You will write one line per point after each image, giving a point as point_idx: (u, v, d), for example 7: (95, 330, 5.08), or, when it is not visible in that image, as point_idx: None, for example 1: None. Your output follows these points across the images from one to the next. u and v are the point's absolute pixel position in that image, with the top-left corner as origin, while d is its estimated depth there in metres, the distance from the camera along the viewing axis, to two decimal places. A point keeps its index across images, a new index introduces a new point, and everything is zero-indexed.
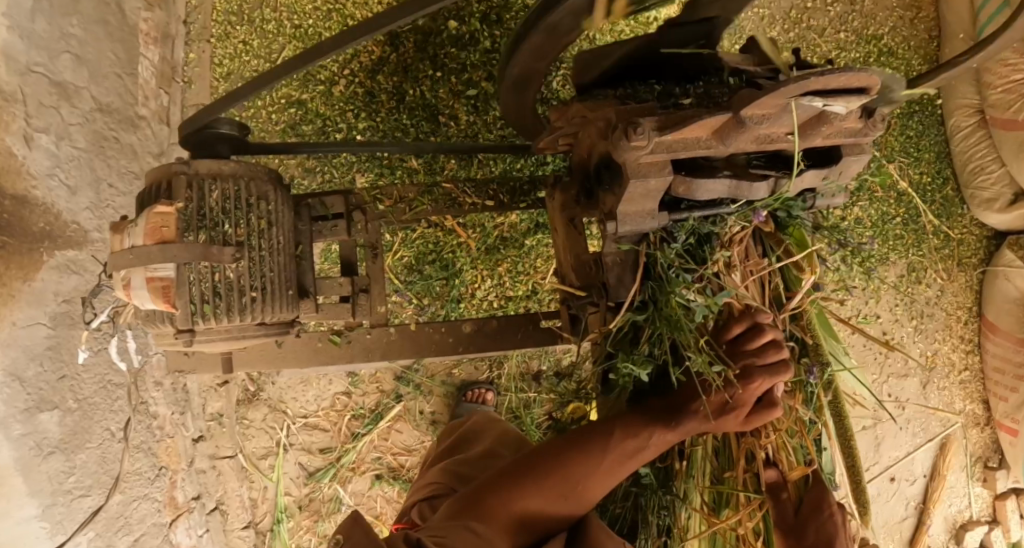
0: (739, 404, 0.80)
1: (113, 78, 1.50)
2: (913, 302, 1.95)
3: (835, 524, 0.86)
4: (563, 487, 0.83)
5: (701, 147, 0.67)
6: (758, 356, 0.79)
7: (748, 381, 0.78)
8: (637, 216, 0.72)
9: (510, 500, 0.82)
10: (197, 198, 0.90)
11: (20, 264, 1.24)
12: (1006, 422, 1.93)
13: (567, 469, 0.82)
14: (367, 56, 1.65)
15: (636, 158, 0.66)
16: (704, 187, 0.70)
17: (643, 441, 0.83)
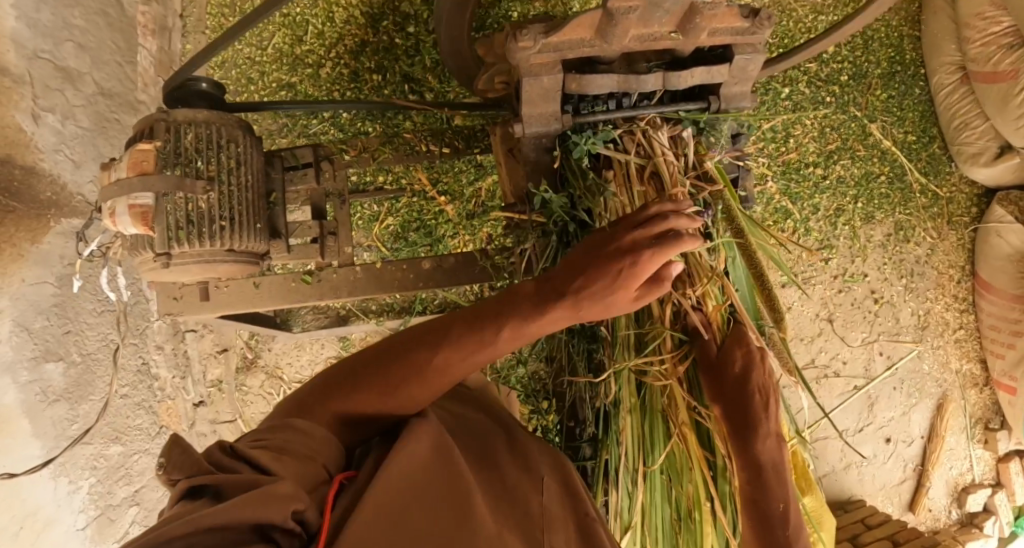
0: (630, 278, 0.82)
1: (114, 65, 1.56)
2: (902, 261, 1.95)
3: (752, 358, 1.00)
4: (405, 381, 0.81)
5: (586, 46, 0.81)
6: (647, 230, 0.83)
7: (634, 253, 0.81)
8: (539, 118, 0.88)
9: (338, 399, 0.81)
10: (174, 139, 1.00)
11: (28, 227, 1.34)
12: (1004, 380, 1.92)
13: (407, 364, 0.82)
14: (352, 39, 1.75)
15: (527, 60, 0.81)
16: (591, 84, 0.85)
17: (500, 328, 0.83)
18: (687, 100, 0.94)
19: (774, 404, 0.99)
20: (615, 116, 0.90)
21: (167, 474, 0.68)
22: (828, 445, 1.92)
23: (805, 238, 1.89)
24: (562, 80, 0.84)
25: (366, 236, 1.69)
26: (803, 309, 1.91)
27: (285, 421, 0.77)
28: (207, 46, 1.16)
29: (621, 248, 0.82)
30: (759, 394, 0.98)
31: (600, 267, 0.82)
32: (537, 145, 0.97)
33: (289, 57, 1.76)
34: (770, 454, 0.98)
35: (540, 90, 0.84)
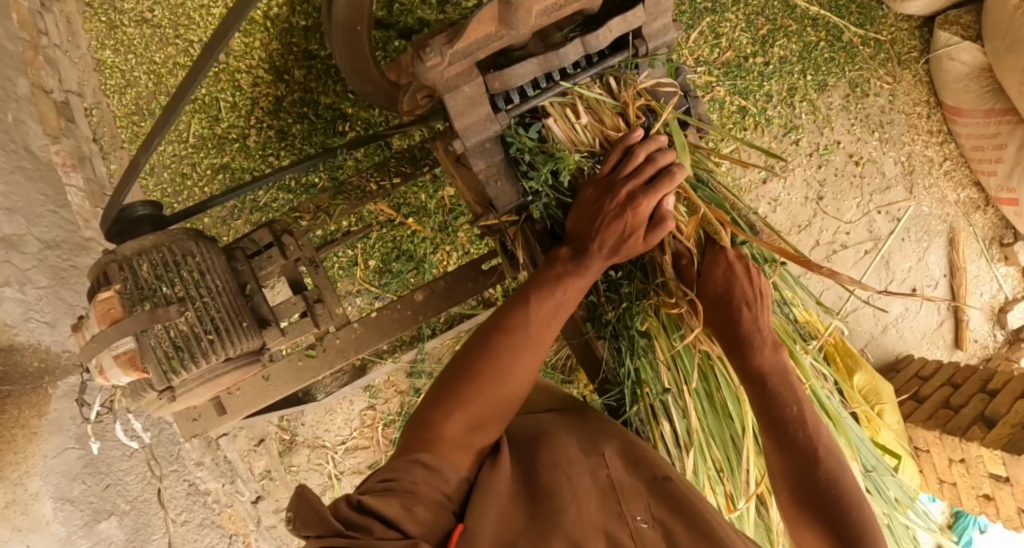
0: (634, 228, 0.90)
1: (50, 214, 1.51)
2: (868, 116, 1.93)
3: (735, 272, 0.99)
4: (498, 378, 0.88)
5: (494, 39, 0.79)
6: (645, 177, 0.89)
7: (635, 205, 0.88)
8: (477, 127, 0.84)
9: (457, 413, 0.85)
10: (131, 274, 1.00)
11: (30, 404, 1.39)
12: (1004, 195, 1.92)
13: (497, 357, 0.88)
14: (266, 100, 1.71)
15: (441, 75, 0.79)
16: (513, 76, 0.83)
17: (559, 297, 0.91)
18: (616, 52, 0.91)
19: (763, 316, 0.98)
20: (549, 95, 0.87)
21: (299, 530, 0.72)
22: (861, 317, 1.92)
23: (769, 129, 1.87)
24: (483, 82, 0.82)
25: (351, 284, 1.67)
26: (791, 196, 1.89)
27: (411, 459, 0.80)
28: (127, 167, 1.12)
29: (625, 200, 0.89)
30: (747, 307, 0.98)
31: (608, 225, 0.90)
32: (484, 151, 0.90)
33: (213, 139, 1.72)
34: (775, 366, 0.97)
35: (466, 98, 0.82)
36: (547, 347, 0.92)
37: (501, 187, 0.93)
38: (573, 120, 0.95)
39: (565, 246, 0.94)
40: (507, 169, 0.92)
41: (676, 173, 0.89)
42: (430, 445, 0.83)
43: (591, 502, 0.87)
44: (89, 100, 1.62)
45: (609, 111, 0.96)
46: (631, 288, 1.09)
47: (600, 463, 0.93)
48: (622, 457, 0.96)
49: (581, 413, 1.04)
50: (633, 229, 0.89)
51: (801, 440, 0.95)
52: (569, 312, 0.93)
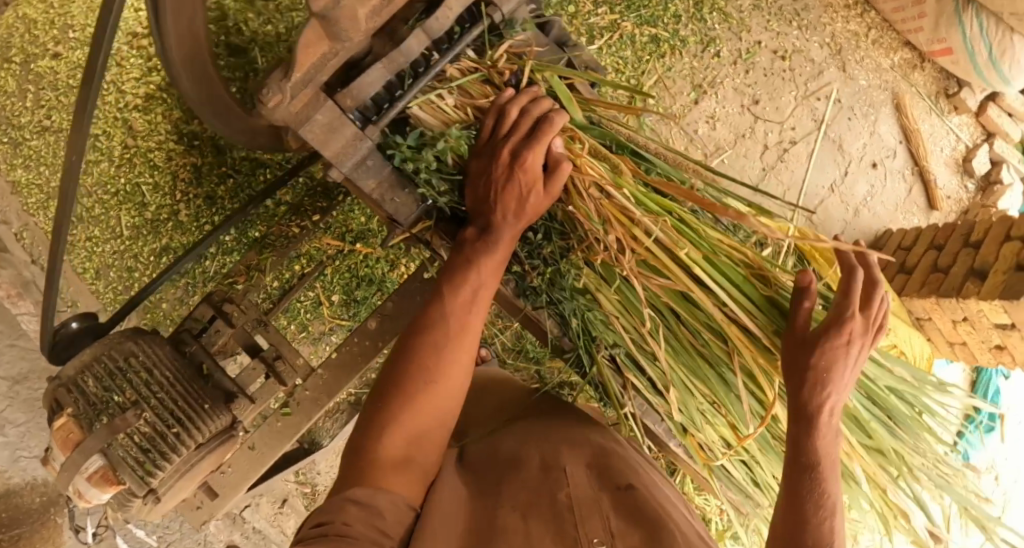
0: (530, 184, 0.83)
1: (8, 349, 1.51)
2: (781, 7, 1.84)
3: (839, 353, 0.87)
4: (429, 384, 0.82)
5: (330, 57, 0.75)
6: (524, 130, 0.83)
7: (522, 158, 0.81)
8: (346, 151, 0.81)
9: (390, 432, 0.81)
10: (80, 393, 1.00)
11: (44, 539, 1.55)
12: (936, 48, 1.88)
13: (424, 365, 0.83)
14: (185, 171, 1.69)
15: (290, 110, 0.76)
16: (363, 87, 0.80)
17: (474, 281, 0.84)
18: (470, 25, 0.87)
19: (836, 400, 0.88)
20: (411, 91, 0.84)
21: None
22: (829, 207, 1.88)
23: (687, 50, 1.76)
24: (334, 104, 0.79)
25: (322, 323, 1.65)
26: (727, 110, 1.81)
27: (343, 496, 0.76)
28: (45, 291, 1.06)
29: (511, 158, 0.82)
30: (828, 392, 0.87)
31: (504, 192, 0.83)
32: (368, 170, 0.85)
33: (146, 225, 1.70)
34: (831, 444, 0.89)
35: (322, 122, 0.78)
36: (474, 335, 0.87)
37: (401, 202, 0.88)
38: (439, 103, 0.90)
39: (471, 226, 0.87)
40: (399, 180, 0.87)
41: (555, 118, 0.83)
42: (363, 478, 0.78)
43: (545, 538, 0.82)
44: (17, 225, 1.51)
45: (475, 83, 0.93)
46: (551, 250, 0.99)
47: (560, 483, 0.90)
48: (585, 466, 0.94)
49: (552, 424, 1.03)
50: (530, 190, 0.83)
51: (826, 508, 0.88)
52: (489, 295, 0.86)
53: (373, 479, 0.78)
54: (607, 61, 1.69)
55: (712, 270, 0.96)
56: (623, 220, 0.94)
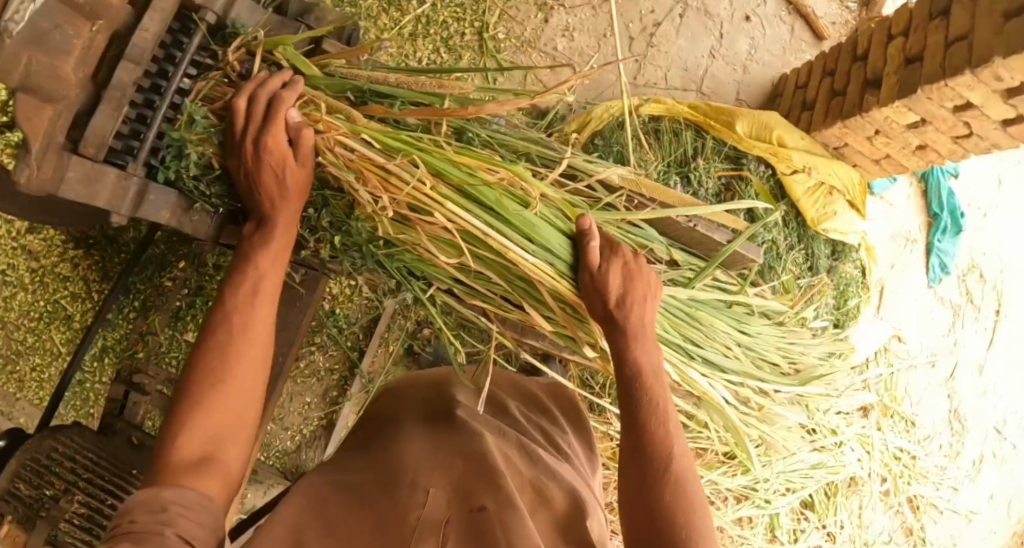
0: (280, 162, 0.88)
1: None
2: None
3: (641, 269, 0.97)
4: (225, 379, 0.84)
5: (51, 116, 0.80)
6: (258, 116, 0.88)
7: (263, 143, 0.86)
8: (116, 195, 0.88)
9: (188, 431, 0.80)
10: (11, 501, 1.00)
11: None
12: None
13: (217, 361, 0.84)
14: (93, 268, 1.71)
15: (38, 178, 0.80)
16: (101, 129, 0.86)
17: (250, 276, 0.89)
18: (191, 35, 0.93)
19: (648, 314, 0.96)
20: (155, 115, 0.90)
21: None
22: (717, 73, 1.85)
23: None
24: (80, 157, 0.84)
25: None
26: (578, 18, 1.78)
27: (143, 496, 0.74)
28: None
29: (254, 145, 0.87)
30: (634, 308, 0.95)
31: (257, 176, 0.88)
32: (153, 203, 0.92)
33: (77, 331, 1.73)
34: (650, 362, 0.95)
35: (77, 174, 0.83)
36: (261, 336, 0.88)
37: (197, 221, 0.99)
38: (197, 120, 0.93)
39: (248, 225, 0.93)
40: (186, 202, 0.96)
41: (285, 96, 0.88)
42: (165, 476, 0.77)
43: None
44: None
45: (216, 86, 0.97)
46: (330, 215, 1.02)
47: (416, 504, 0.93)
48: (442, 481, 0.98)
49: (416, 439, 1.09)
50: (283, 169, 0.88)
51: (658, 428, 0.91)
52: (268, 288, 0.90)
53: (176, 475, 0.77)
54: (445, 15, 1.69)
55: (463, 201, 1.00)
56: (374, 170, 0.97)
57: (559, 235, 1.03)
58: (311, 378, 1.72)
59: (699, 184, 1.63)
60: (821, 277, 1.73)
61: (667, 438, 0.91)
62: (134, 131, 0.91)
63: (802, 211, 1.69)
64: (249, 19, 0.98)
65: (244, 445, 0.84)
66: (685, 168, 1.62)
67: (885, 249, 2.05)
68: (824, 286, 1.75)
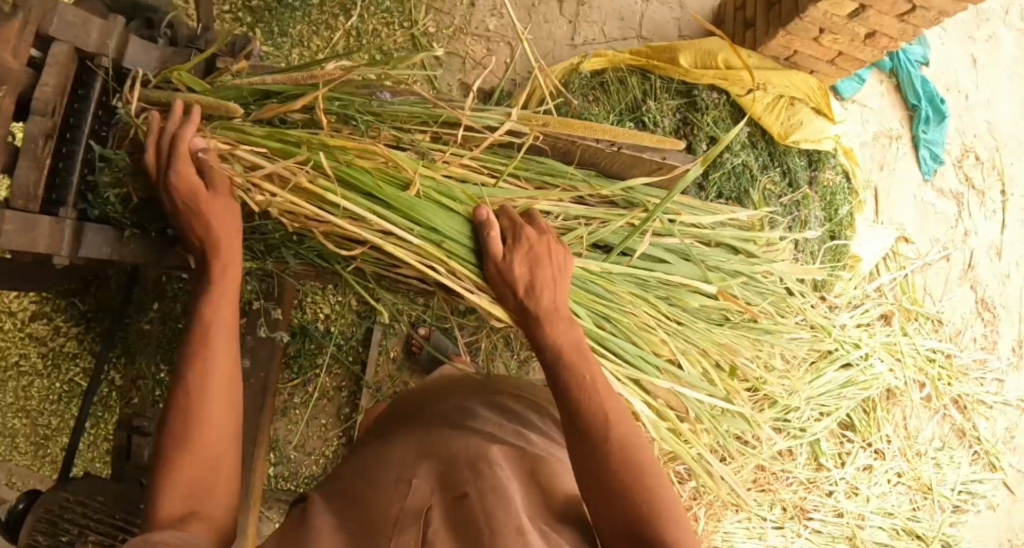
0: (196, 198, 0.90)
1: None
2: None
3: (541, 250, 0.97)
4: (195, 428, 0.90)
5: None
6: (166, 157, 0.90)
7: (175, 181, 0.89)
8: (56, 240, 0.92)
9: (166, 489, 0.88)
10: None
11: None
12: None
13: (185, 412, 0.90)
14: None
15: None
16: (25, 182, 0.90)
17: (203, 320, 0.93)
18: (89, 81, 0.98)
19: (557, 293, 0.97)
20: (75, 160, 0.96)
21: None
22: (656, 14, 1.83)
23: None
24: (15, 210, 0.88)
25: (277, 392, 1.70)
26: None
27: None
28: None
29: (168, 184, 0.90)
30: (541, 292, 0.96)
31: (182, 218, 0.92)
32: (92, 242, 0.98)
33: None
34: (566, 338, 0.95)
35: (16, 224, 0.86)
36: (223, 376, 0.93)
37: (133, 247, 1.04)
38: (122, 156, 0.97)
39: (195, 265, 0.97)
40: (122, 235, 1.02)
41: (183, 128, 0.90)
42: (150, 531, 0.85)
43: None
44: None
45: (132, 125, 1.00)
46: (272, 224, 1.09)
47: (397, 501, 1.04)
48: (426, 484, 1.06)
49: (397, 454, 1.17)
50: (197, 202, 0.91)
51: (593, 406, 0.91)
52: (223, 330, 0.94)
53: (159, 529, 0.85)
54: (374, 24, 1.74)
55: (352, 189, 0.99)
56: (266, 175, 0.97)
57: (453, 218, 1.02)
58: (322, 400, 1.74)
59: (656, 125, 1.59)
60: (803, 189, 1.66)
61: (604, 416, 0.90)
62: (56, 177, 0.97)
63: (767, 128, 1.64)
64: (146, 61, 1.03)
65: (223, 491, 0.93)
66: (638, 113, 1.60)
67: (868, 153, 2.00)
68: (809, 197, 1.69)
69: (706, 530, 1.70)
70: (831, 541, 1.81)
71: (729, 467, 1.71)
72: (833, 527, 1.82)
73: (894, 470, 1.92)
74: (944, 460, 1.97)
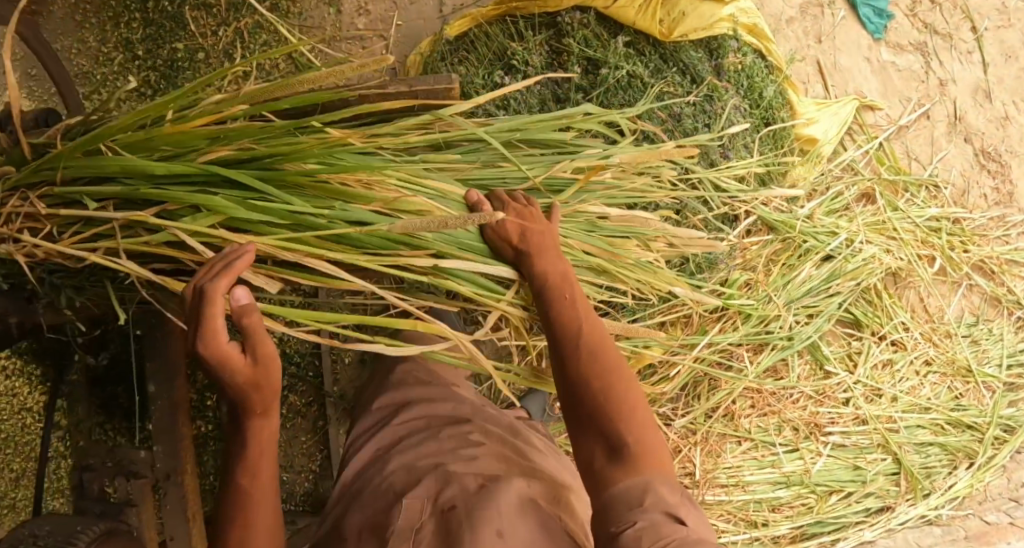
0: (232, 363, 0.76)
1: None
2: None
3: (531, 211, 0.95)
4: (238, 515, 0.84)
5: None
6: (205, 315, 0.74)
7: (213, 351, 0.75)
8: None
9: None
10: None
11: None
12: None
13: (236, 492, 0.84)
14: None
15: None
16: None
17: (247, 429, 0.83)
18: None
19: (545, 242, 0.92)
20: None
21: None
22: None
23: None
24: None
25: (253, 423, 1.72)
26: None
27: None
28: None
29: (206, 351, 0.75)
30: (533, 235, 0.92)
31: (207, 365, 0.76)
32: None
33: None
34: (552, 270, 0.90)
35: None
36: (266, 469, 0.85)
37: None
38: None
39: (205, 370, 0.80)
40: None
41: (220, 284, 0.75)
42: None
43: None
44: None
45: None
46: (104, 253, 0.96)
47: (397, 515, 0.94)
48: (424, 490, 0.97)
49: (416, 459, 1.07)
50: (232, 372, 0.77)
51: (575, 323, 0.87)
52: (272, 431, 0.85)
53: None
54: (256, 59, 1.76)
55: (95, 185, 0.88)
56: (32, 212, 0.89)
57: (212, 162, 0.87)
58: (295, 419, 1.74)
59: (528, 64, 1.52)
60: (708, 81, 1.53)
61: (579, 331, 0.86)
62: None
63: (647, 30, 1.52)
64: None
65: None
66: (507, 57, 1.53)
67: (800, 29, 1.77)
68: (721, 88, 1.55)
69: (705, 470, 1.56)
70: (860, 453, 1.62)
71: (716, 395, 1.57)
72: (859, 437, 1.62)
73: (921, 359, 1.70)
74: (980, 336, 1.73)
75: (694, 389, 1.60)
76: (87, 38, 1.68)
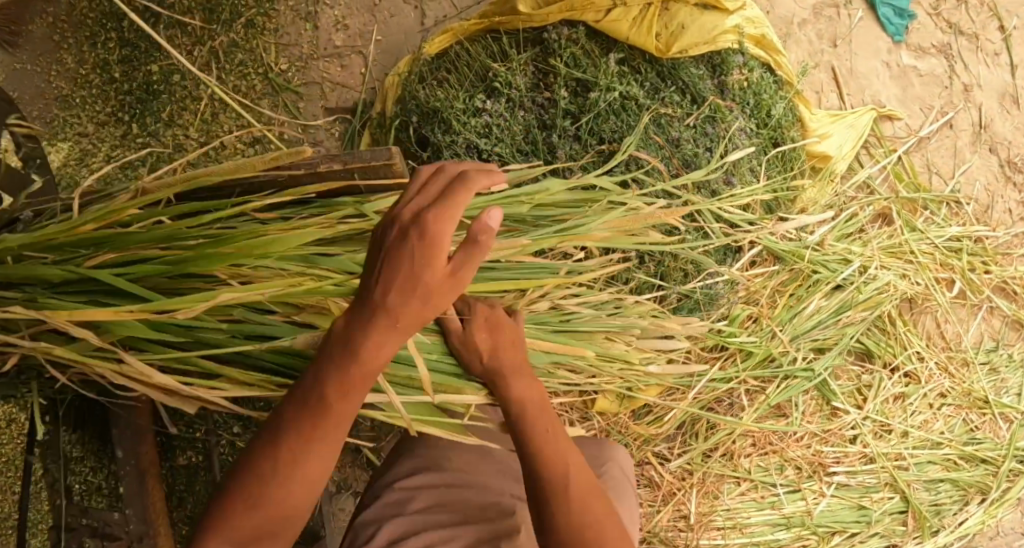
0: (425, 266, 0.67)
1: None
2: None
3: (503, 324, 0.92)
4: (293, 454, 0.73)
5: None
6: (439, 203, 0.66)
7: (428, 243, 0.66)
8: None
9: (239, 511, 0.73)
10: None
11: None
12: None
13: (308, 438, 0.73)
14: None
15: None
16: None
17: (359, 375, 0.73)
18: None
19: (514, 360, 0.90)
20: None
21: None
22: None
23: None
24: None
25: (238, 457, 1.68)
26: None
27: None
28: None
29: (420, 238, 0.66)
30: (504, 352, 0.90)
31: (397, 262, 0.67)
32: None
33: None
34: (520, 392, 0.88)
35: None
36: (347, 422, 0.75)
37: None
38: None
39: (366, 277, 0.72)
40: None
41: (465, 183, 0.68)
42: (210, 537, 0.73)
43: None
44: None
45: None
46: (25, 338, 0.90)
47: None
48: None
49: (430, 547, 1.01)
50: (425, 269, 0.67)
51: (553, 449, 0.85)
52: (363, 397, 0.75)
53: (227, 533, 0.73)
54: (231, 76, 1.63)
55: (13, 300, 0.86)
56: None
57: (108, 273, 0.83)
58: None
59: (512, 87, 1.39)
60: (710, 101, 1.40)
61: (567, 464, 0.84)
62: None
63: (643, 45, 1.37)
64: None
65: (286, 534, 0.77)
66: (489, 80, 1.40)
67: (813, 31, 1.63)
68: (724, 108, 1.41)
69: (700, 513, 1.51)
70: (866, 492, 1.55)
71: (713, 437, 1.49)
72: (865, 476, 1.55)
73: (935, 391, 1.60)
74: (999, 364, 1.63)
75: (690, 428, 1.53)
76: (65, 59, 1.54)
